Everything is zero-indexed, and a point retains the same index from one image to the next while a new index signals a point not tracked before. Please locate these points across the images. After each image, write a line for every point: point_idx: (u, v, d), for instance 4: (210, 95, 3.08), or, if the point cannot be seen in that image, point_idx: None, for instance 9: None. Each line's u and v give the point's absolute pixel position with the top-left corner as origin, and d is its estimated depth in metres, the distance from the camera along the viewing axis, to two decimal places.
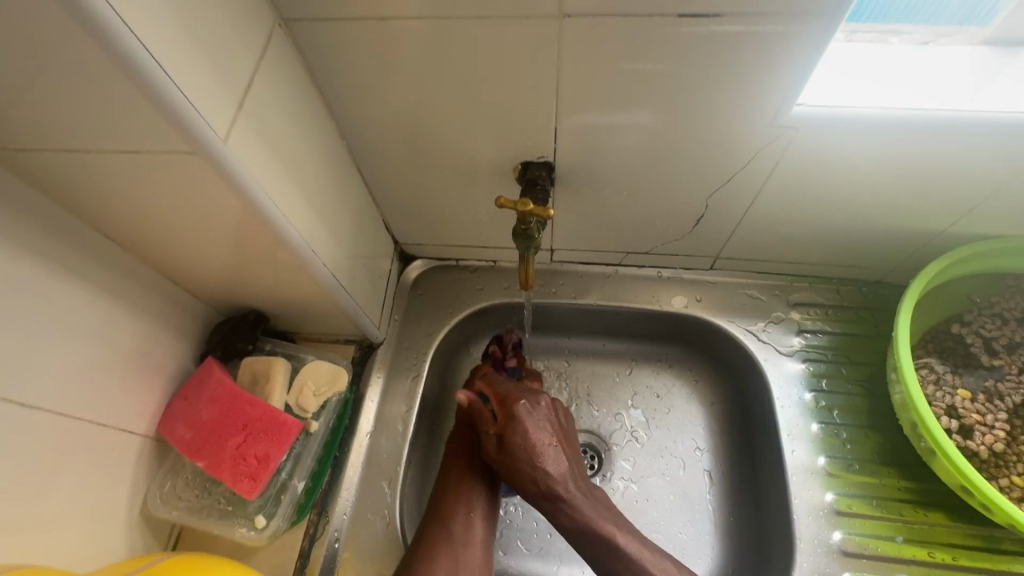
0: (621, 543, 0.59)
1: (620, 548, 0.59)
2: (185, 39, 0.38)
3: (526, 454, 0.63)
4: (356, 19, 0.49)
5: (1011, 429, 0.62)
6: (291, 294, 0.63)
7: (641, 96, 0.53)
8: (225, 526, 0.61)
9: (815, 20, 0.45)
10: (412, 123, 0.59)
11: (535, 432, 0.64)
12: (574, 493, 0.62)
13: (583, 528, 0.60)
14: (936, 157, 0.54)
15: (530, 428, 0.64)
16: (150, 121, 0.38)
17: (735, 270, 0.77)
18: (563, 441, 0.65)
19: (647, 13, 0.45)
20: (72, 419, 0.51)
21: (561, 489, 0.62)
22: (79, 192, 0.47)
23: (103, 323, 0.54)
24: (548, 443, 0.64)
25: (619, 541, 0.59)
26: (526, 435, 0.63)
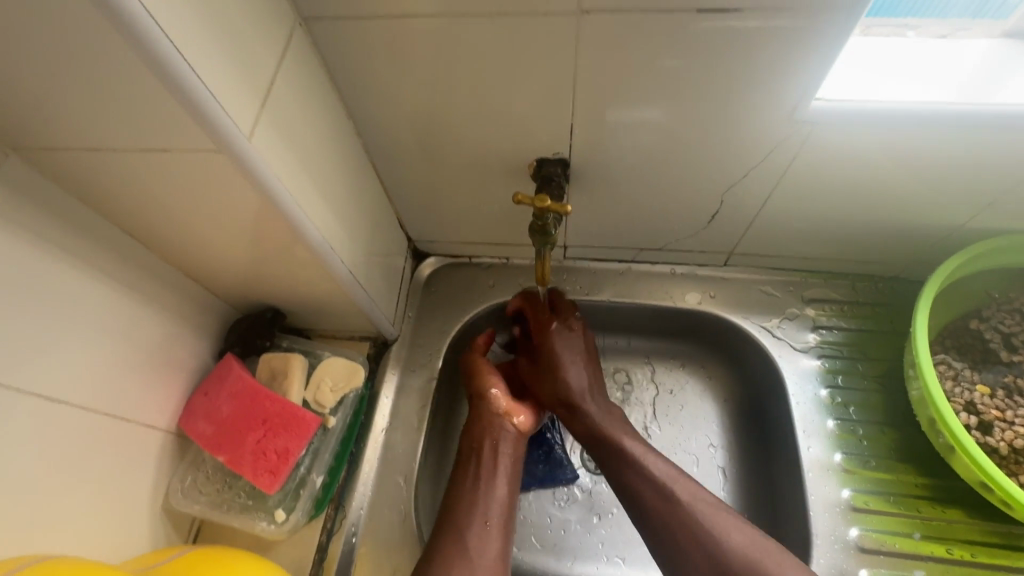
0: (637, 452, 0.63)
1: (639, 459, 0.62)
2: (211, 39, 0.38)
3: (553, 364, 0.70)
4: (375, 17, 0.49)
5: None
6: (309, 291, 0.64)
7: (657, 92, 0.53)
8: (245, 520, 0.62)
9: (835, 13, 0.44)
10: (428, 121, 0.59)
11: (563, 350, 0.71)
12: (592, 406, 0.68)
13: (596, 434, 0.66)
14: (955, 151, 0.54)
15: (559, 346, 0.71)
16: (176, 120, 0.39)
17: (748, 267, 0.77)
18: (589, 363, 0.71)
19: (666, 8, 0.45)
20: (96, 415, 0.52)
21: (579, 399, 0.68)
22: (104, 191, 0.47)
23: (125, 320, 0.54)
24: (574, 361, 0.70)
25: (634, 449, 0.63)
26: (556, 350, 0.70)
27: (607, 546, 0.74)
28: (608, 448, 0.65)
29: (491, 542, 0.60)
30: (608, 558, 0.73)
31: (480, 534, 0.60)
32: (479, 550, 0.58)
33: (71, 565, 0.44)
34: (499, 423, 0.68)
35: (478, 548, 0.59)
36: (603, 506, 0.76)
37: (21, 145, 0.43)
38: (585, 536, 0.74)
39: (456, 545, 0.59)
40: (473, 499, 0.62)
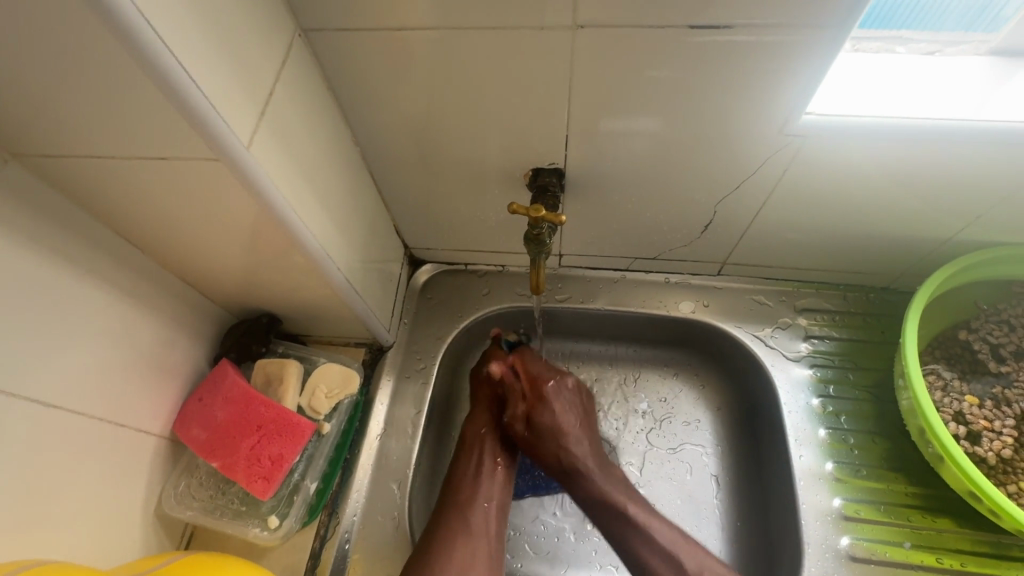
0: (641, 517, 0.63)
1: (643, 525, 0.63)
2: (211, 49, 0.39)
3: (553, 427, 0.67)
4: (373, 28, 0.50)
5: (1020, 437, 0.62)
6: (304, 297, 0.64)
7: (650, 104, 0.54)
8: (238, 526, 0.62)
9: (823, 30, 0.45)
10: (425, 130, 0.60)
11: (562, 416, 0.68)
12: (592, 469, 0.67)
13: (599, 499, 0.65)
14: (943, 164, 0.55)
15: (557, 411, 0.68)
16: (176, 127, 0.39)
17: (741, 276, 0.78)
18: (586, 425, 0.70)
19: (659, 24, 0.46)
20: (89, 419, 0.52)
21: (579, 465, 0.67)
22: (103, 197, 0.48)
23: (121, 325, 0.55)
24: (574, 428, 0.68)
25: (638, 514, 0.63)
26: (555, 418, 0.68)
27: (601, 554, 0.74)
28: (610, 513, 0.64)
29: (497, 484, 0.67)
30: (602, 566, 0.73)
31: (489, 476, 0.67)
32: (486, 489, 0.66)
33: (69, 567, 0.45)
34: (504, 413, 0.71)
35: (485, 491, 0.66)
36: None
37: (20, 151, 0.43)
38: (579, 543, 0.74)
39: (466, 487, 0.65)
40: (476, 487, 0.66)
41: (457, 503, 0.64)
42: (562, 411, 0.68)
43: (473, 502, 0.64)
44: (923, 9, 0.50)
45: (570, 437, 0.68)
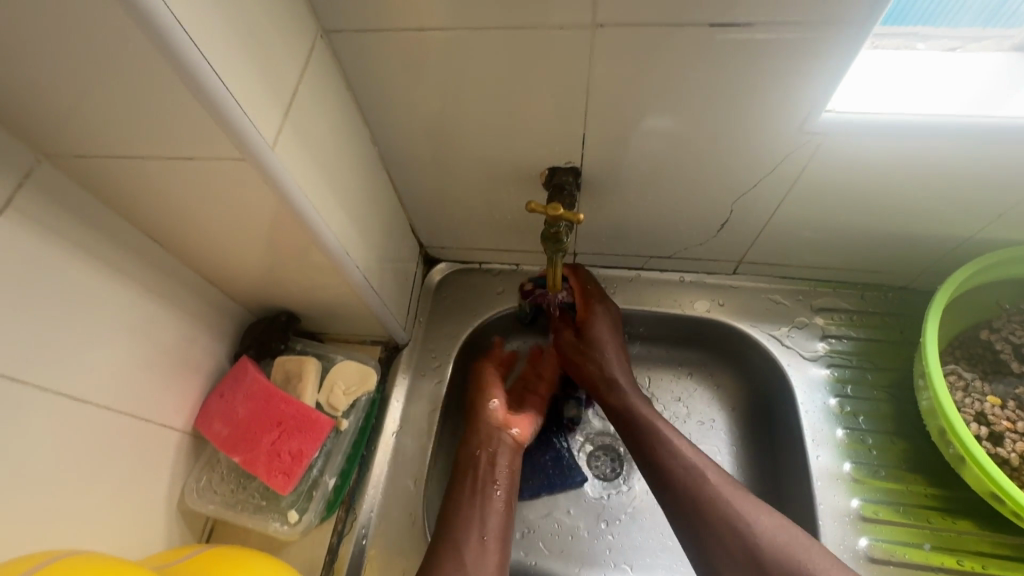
0: (676, 443, 0.64)
1: (676, 451, 0.63)
2: (238, 51, 0.39)
3: (596, 343, 0.71)
4: (394, 29, 0.50)
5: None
6: (323, 295, 0.65)
7: (668, 102, 0.54)
8: (258, 520, 0.62)
9: (845, 27, 0.45)
10: (442, 129, 0.61)
11: (605, 332, 0.72)
12: (631, 395, 0.69)
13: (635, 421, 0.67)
14: (965, 162, 0.54)
15: (602, 327, 0.72)
16: (203, 127, 0.40)
17: (757, 275, 0.77)
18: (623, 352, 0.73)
19: (678, 22, 0.46)
20: (116, 414, 0.53)
21: (619, 387, 0.69)
22: (130, 196, 0.49)
23: (146, 322, 0.56)
24: (615, 350, 0.71)
25: (675, 441, 0.64)
26: (600, 333, 0.71)
27: (616, 552, 0.74)
28: (648, 439, 0.65)
29: (494, 509, 0.64)
30: (616, 565, 0.73)
31: (485, 503, 0.64)
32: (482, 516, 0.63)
33: (96, 559, 0.45)
34: (495, 436, 0.69)
35: (481, 517, 0.63)
36: (611, 513, 0.76)
37: (52, 151, 0.44)
38: (593, 542, 0.74)
39: (461, 518, 0.63)
40: (470, 514, 0.63)
41: (455, 537, 0.61)
42: (604, 329, 0.72)
43: (468, 534, 0.61)
44: (946, 6, 0.49)
45: (611, 357, 0.71)
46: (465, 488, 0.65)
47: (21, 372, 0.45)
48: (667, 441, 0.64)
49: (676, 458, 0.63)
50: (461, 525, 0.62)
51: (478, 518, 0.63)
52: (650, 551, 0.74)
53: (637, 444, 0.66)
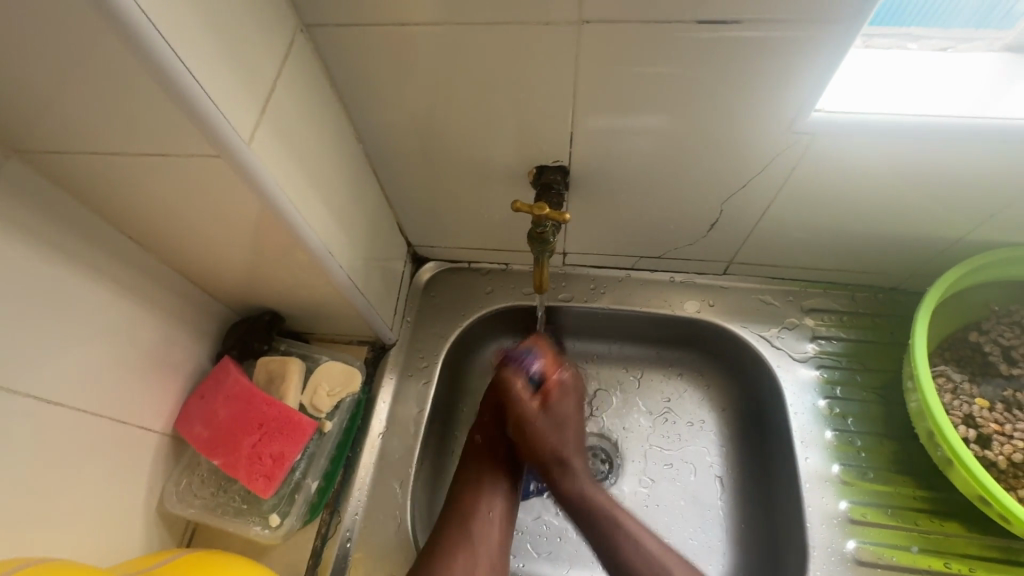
0: (635, 529, 0.60)
1: (636, 536, 0.60)
2: (212, 44, 0.38)
3: (558, 420, 0.65)
4: (376, 24, 0.49)
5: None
6: (307, 294, 0.64)
7: (656, 101, 0.53)
8: (239, 524, 0.61)
9: (834, 25, 0.45)
10: (428, 127, 0.59)
11: (571, 410, 0.66)
12: (591, 483, 0.64)
13: (581, 504, 0.62)
14: (954, 163, 0.54)
15: (570, 403, 0.66)
16: (176, 123, 0.39)
17: (747, 276, 0.77)
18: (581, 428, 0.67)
19: (666, 19, 0.45)
20: (91, 416, 0.52)
21: (572, 464, 0.64)
22: (105, 194, 0.48)
23: (123, 322, 0.55)
24: (577, 423, 0.66)
25: (632, 525, 0.61)
26: (566, 410, 0.66)
27: None
28: (603, 524, 0.61)
29: (497, 504, 0.65)
30: None
31: (490, 496, 0.65)
32: (485, 513, 0.64)
33: (65, 567, 0.44)
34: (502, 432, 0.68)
35: (485, 511, 0.64)
36: None
37: (21, 147, 0.43)
38: (581, 544, 0.74)
39: (464, 509, 0.64)
40: (473, 508, 0.64)
41: (458, 528, 0.62)
42: (571, 406, 0.66)
43: (472, 527, 0.62)
44: (937, 5, 0.49)
45: (572, 435, 0.65)
46: (471, 480, 0.66)
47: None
48: (626, 525, 0.61)
49: (636, 553, 0.59)
50: (464, 515, 0.63)
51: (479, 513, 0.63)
52: None
53: (588, 522, 0.62)
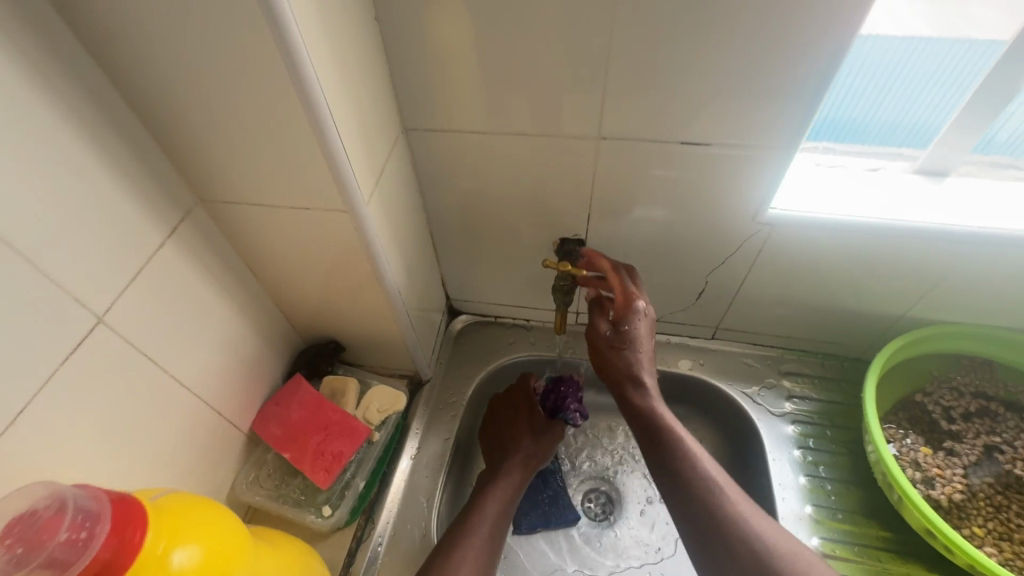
0: (688, 445, 0.59)
1: (693, 457, 0.58)
2: (357, 140, 0.57)
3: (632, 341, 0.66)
4: (458, 131, 0.69)
5: (967, 483, 0.70)
6: (370, 328, 0.79)
7: (653, 196, 0.71)
8: (297, 512, 0.71)
9: (777, 149, 0.63)
10: (479, 203, 0.78)
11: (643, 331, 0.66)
12: (649, 381, 0.65)
13: (647, 412, 0.62)
14: (882, 253, 0.70)
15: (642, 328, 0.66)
16: (325, 189, 0.56)
17: (732, 340, 0.91)
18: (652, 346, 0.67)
19: (663, 138, 0.64)
20: (204, 408, 0.65)
21: (640, 375, 0.64)
22: (245, 237, 0.65)
23: (235, 336, 0.69)
24: (648, 338, 0.66)
25: (688, 444, 0.59)
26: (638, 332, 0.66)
27: None
28: (658, 436, 0.60)
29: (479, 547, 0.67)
30: None
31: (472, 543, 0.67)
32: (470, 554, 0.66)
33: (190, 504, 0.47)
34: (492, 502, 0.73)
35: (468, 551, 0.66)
36: (597, 550, 0.85)
37: (209, 198, 0.59)
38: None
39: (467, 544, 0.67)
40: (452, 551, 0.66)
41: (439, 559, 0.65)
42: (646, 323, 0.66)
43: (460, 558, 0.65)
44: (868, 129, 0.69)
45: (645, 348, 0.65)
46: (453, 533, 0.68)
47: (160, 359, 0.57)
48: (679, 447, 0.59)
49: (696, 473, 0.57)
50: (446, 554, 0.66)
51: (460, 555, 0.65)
52: None
53: (644, 432, 0.61)
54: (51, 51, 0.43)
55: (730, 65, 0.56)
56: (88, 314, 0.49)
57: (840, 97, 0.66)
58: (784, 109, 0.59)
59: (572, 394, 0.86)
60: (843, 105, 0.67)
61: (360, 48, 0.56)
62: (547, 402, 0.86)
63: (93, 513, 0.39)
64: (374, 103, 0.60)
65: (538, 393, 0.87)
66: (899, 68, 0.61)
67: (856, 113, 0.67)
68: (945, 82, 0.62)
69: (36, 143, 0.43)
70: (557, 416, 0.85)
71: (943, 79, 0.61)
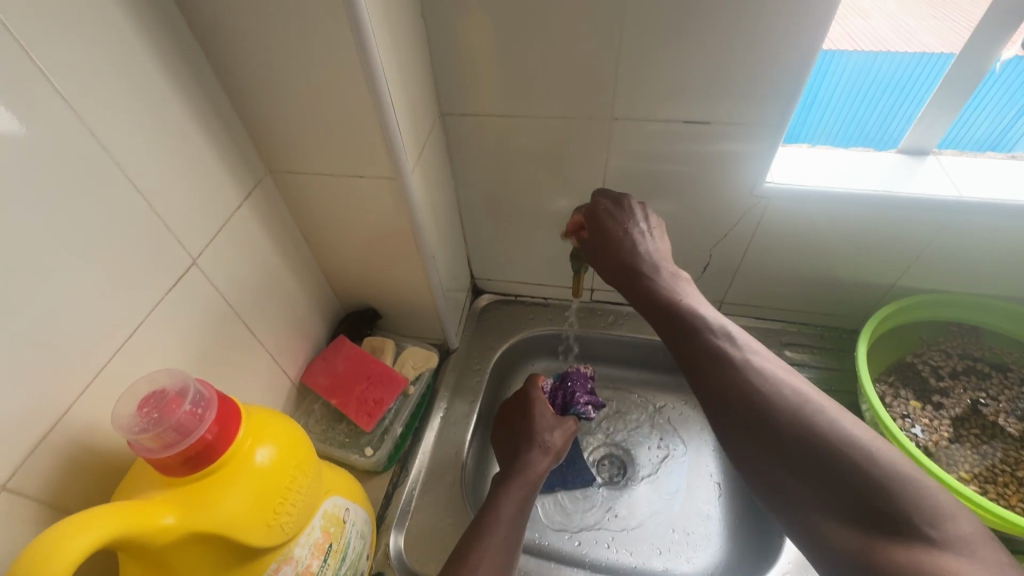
0: (707, 326, 0.57)
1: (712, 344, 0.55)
2: (405, 117, 0.66)
3: (615, 240, 0.66)
4: (487, 116, 0.78)
5: (953, 433, 0.77)
6: (405, 296, 0.88)
7: (661, 174, 0.80)
8: (342, 453, 0.79)
9: (768, 126, 0.71)
10: (504, 184, 0.87)
11: (622, 228, 0.67)
12: (655, 268, 0.64)
13: (655, 299, 0.61)
14: (871, 225, 0.77)
15: (617, 227, 0.67)
16: (377, 159, 0.66)
17: (736, 314, 0.98)
18: (650, 234, 0.67)
19: (668, 118, 0.73)
20: (265, 353, 0.74)
21: (641, 263, 0.64)
22: (302, 206, 0.74)
23: (291, 294, 0.78)
24: (633, 231, 0.66)
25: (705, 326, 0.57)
26: (614, 231, 0.67)
27: (617, 539, 0.87)
28: (672, 319, 0.59)
29: (505, 541, 0.61)
30: (616, 549, 0.86)
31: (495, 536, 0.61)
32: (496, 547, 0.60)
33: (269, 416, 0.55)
34: (511, 493, 0.67)
35: (492, 542, 0.60)
36: (613, 506, 0.91)
37: (276, 168, 0.70)
38: (598, 530, 0.88)
39: (496, 533, 0.61)
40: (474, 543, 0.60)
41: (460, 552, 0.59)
42: (618, 223, 0.67)
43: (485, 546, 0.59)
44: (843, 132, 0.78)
45: (630, 240, 0.66)
46: (473, 528, 0.62)
47: (235, 302, 0.67)
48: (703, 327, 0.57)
49: (713, 360, 0.54)
50: (466, 547, 0.59)
51: (482, 549, 0.59)
52: (647, 541, 0.87)
53: (660, 321, 0.60)
54: (168, 37, 0.54)
55: (724, 51, 0.65)
56: (185, 255, 0.59)
57: (819, 98, 0.75)
58: (775, 88, 0.67)
59: (581, 387, 0.87)
60: (824, 104, 0.76)
61: (409, 38, 0.65)
62: (557, 400, 0.86)
63: (204, 399, 0.48)
64: (418, 88, 0.70)
65: (546, 391, 0.87)
66: (867, 76, 0.71)
67: (834, 114, 0.77)
68: (907, 92, 0.72)
69: (155, 110, 0.53)
70: (569, 411, 0.85)
71: (904, 83, 0.71)
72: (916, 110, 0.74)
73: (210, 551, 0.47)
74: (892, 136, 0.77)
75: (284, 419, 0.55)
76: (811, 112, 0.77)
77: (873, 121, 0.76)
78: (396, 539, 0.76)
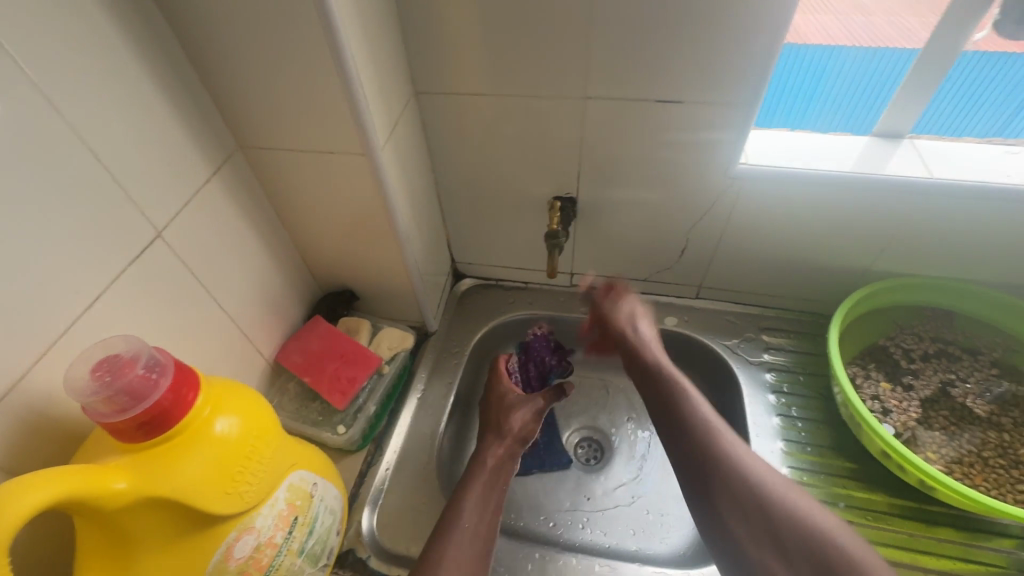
0: None
1: None
2: (375, 93, 0.66)
3: None
4: (462, 94, 0.78)
5: (923, 415, 0.78)
6: (382, 277, 0.88)
7: (637, 156, 0.80)
8: (314, 430, 0.80)
9: (741, 107, 0.71)
10: (481, 165, 0.87)
11: None
12: None
13: None
14: (845, 208, 0.77)
15: None
16: (346, 135, 0.65)
17: (714, 299, 0.99)
18: None
19: (642, 97, 0.72)
20: (236, 330, 0.73)
21: None
22: (274, 183, 0.74)
23: (264, 273, 0.78)
24: None
25: None
26: None
27: (592, 521, 0.87)
28: None
29: (470, 536, 0.63)
30: (591, 530, 0.86)
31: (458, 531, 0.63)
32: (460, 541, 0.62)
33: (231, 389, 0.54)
34: (472, 484, 0.70)
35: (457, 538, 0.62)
36: (588, 488, 0.91)
37: (246, 144, 0.69)
38: (573, 512, 0.88)
39: (462, 526, 0.63)
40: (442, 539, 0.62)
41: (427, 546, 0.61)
42: None
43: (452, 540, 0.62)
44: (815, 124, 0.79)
45: None
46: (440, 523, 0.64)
47: (204, 277, 0.67)
48: None
49: None
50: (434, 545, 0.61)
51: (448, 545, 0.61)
52: (622, 522, 0.87)
53: None
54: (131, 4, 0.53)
55: (697, 28, 0.65)
56: (149, 227, 0.58)
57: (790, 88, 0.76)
58: (748, 67, 0.67)
59: None
60: (795, 93, 0.77)
61: (379, 13, 0.65)
62: None
63: (159, 364, 0.48)
64: (389, 64, 0.70)
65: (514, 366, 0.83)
66: (834, 66, 0.72)
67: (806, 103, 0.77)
68: (875, 81, 0.73)
69: (118, 77, 0.53)
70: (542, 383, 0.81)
71: (872, 72, 0.72)
72: (885, 99, 0.75)
73: (170, 516, 0.47)
74: (865, 126, 0.78)
75: (246, 390, 0.55)
76: (783, 102, 0.78)
77: (844, 110, 0.77)
78: (369, 517, 0.77)
